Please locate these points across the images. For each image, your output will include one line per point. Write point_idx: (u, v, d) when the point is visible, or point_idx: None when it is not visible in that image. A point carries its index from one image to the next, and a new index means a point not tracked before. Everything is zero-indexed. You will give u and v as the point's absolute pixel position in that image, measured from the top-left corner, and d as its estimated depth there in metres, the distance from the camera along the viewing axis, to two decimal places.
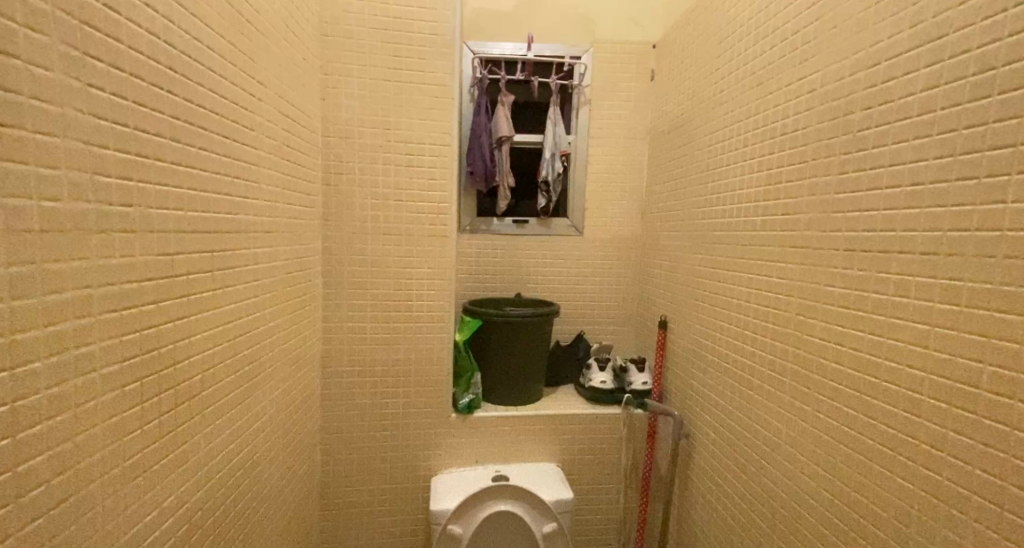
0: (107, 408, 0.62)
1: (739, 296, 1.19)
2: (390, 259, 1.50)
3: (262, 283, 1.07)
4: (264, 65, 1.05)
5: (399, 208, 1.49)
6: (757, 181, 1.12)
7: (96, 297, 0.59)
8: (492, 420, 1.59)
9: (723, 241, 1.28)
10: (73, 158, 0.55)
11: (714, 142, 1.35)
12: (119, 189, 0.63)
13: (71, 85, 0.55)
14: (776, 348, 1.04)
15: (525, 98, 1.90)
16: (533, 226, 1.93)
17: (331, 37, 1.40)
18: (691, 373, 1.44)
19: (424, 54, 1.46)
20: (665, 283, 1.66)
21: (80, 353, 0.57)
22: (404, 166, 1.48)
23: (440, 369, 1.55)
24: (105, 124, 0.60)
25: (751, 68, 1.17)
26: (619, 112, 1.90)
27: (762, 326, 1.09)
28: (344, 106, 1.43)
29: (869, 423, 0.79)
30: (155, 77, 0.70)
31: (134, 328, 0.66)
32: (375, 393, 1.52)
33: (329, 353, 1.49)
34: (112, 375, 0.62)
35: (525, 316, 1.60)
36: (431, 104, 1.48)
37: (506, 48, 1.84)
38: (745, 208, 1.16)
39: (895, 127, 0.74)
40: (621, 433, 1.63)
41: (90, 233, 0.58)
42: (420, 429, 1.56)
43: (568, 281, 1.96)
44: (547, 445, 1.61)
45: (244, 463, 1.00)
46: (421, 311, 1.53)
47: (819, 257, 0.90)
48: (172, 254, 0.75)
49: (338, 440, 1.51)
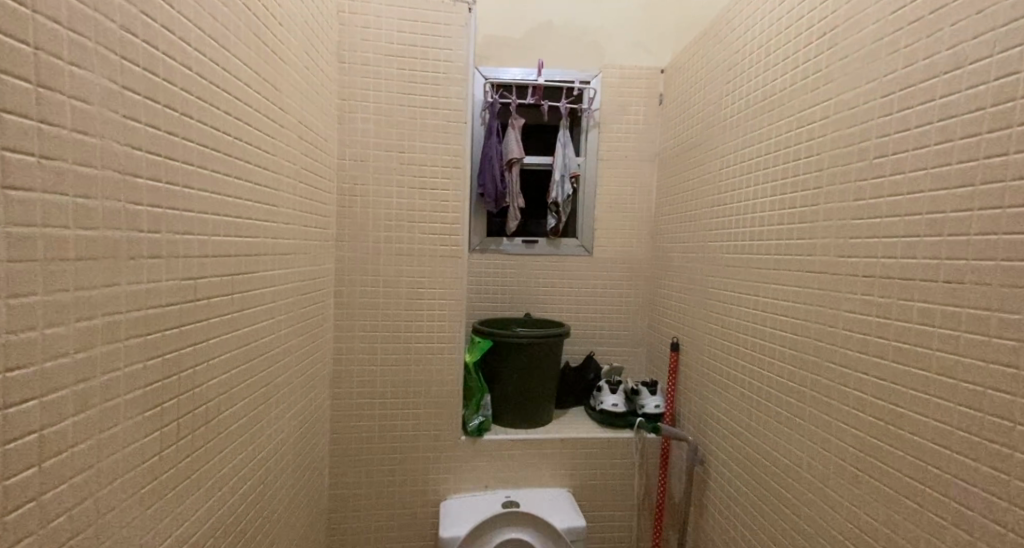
0: (129, 434, 0.62)
1: (755, 318, 1.18)
2: (402, 280, 1.51)
3: (278, 305, 1.08)
4: (285, 93, 1.09)
5: (411, 229, 1.51)
6: (771, 204, 1.12)
7: (123, 321, 0.60)
8: (502, 443, 1.57)
9: (736, 265, 1.28)
10: (110, 187, 0.57)
11: (725, 166, 1.37)
12: (149, 216, 0.64)
13: (111, 117, 0.57)
14: (794, 375, 1.03)
15: (536, 122, 1.94)
16: (542, 246, 1.93)
17: (348, 64, 1.44)
18: (705, 397, 1.42)
19: (439, 80, 1.49)
20: (677, 305, 1.65)
21: (107, 379, 0.58)
22: (417, 188, 1.50)
23: (450, 391, 1.53)
24: (139, 154, 0.62)
25: (761, 95, 1.19)
26: (629, 135, 1.92)
27: (779, 350, 1.08)
28: (359, 131, 1.46)
29: (893, 453, 0.77)
30: (186, 108, 0.73)
31: (157, 353, 0.67)
32: (385, 415, 1.51)
33: (340, 372, 1.48)
34: (135, 400, 0.63)
35: (536, 337, 1.60)
36: (445, 128, 1.50)
37: (516, 73, 1.88)
38: (760, 231, 1.17)
39: (912, 155, 0.75)
40: (632, 457, 1.60)
41: (120, 259, 0.59)
42: (430, 453, 1.54)
43: (579, 301, 1.96)
44: (558, 469, 1.59)
45: (255, 488, 0.99)
46: (432, 332, 1.52)
47: (839, 283, 0.90)
48: (196, 279, 0.76)
49: (347, 462, 1.50)
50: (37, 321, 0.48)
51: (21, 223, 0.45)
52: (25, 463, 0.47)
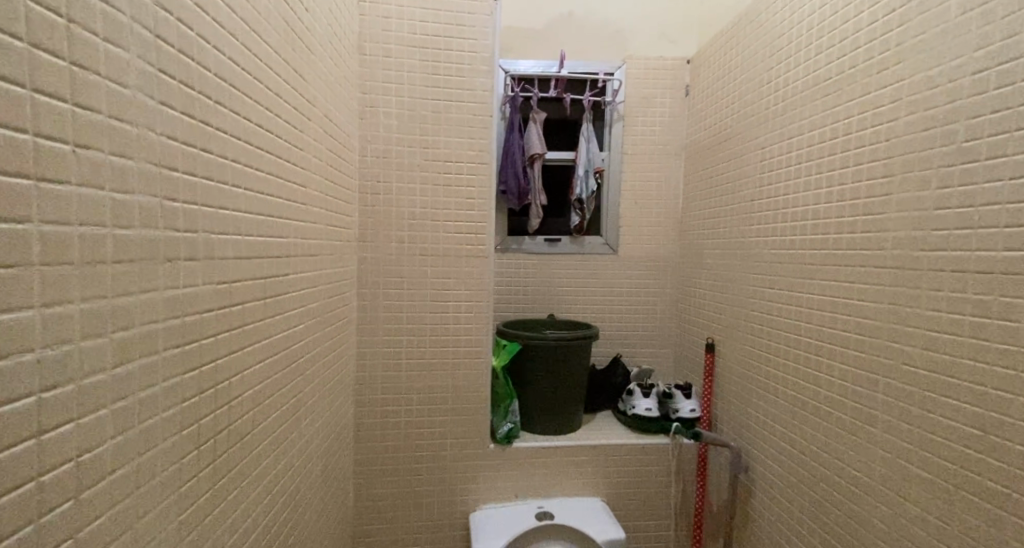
0: (166, 456, 0.55)
1: (809, 317, 1.13)
2: (427, 281, 1.44)
3: (306, 308, 1.02)
4: (311, 83, 1.02)
5: (436, 228, 1.44)
6: (827, 196, 1.07)
7: (161, 331, 0.54)
8: (532, 450, 1.51)
9: (783, 261, 1.22)
10: (147, 181, 0.51)
11: (767, 156, 1.31)
12: (186, 214, 0.58)
13: (146, 101, 0.51)
14: (861, 377, 0.97)
15: (558, 116, 1.88)
16: (565, 244, 1.88)
17: (370, 55, 1.38)
18: (748, 400, 1.37)
19: (463, 71, 1.43)
20: (711, 304, 1.60)
21: (146, 396, 0.52)
22: (442, 186, 1.44)
23: (478, 397, 1.47)
24: (176, 144, 0.56)
25: (812, 79, 1.13)
26: (654, 129, 1.86)
27: (839, 351, 1.03)
28: (381, 125, 1.40)
29: (990, 463, 0.71)
30: (219, 95, 0.66)
31: (194, 365, 0.61)
32: (410, 423, 1.44)
33: (363, 378, 1.42)
34: (171, 418, 0.56)
35: (565, 339, 1.54)
36: (471, 122, 1.44)
37: (537, 66, 1.82)
38: (812, 222, 1.11)
39: (1014, 137, 0.69)
40: (668, 463, 1.54)
41: (157, 261, 0.53)
42: (458, 461, 1.47)
43: (603, 300, 1.90)
44: (591, 477, 1.53)
45: (286, 505, 0.92)
46: (459, 335, 1.46)
47: (918, 278, 0.84)
48: (230, 282, 0.70)
49: (371, 471, 1.43)
50: (74, 334, 0.41)
51: (55, 220, 0.39)
52: (62, 496, 0.40)
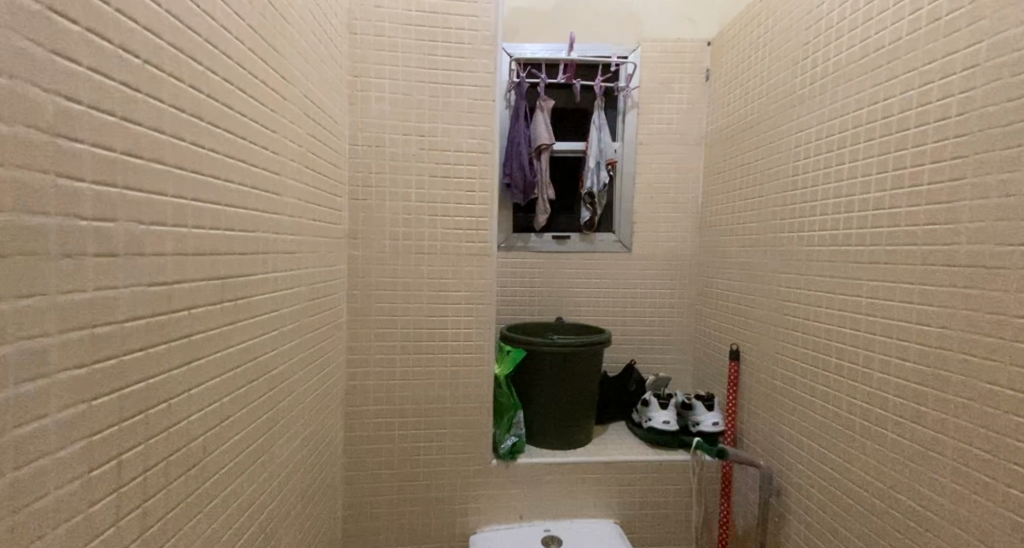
0: (69, 508, 0.42)
1: (855, 323, 0.99)
2: (424, 281, 1.32)
3: (283, 313, 0.90)
4: (288, 59, 0.90)
5: (434, 224, 1.32)
6: (879, 184, 0.93)
7: (55, 347, 0.40)
8: (538, 467, 1.38)
9: (822, 259, 1.08)
10: (27, 154, 0.37)
11: (802, 142, 1.17)
12: (96, 199, 0.45)
13: (33, 51, 0.37)
14: (923, 395, 0.82)
15: (567, 104, 1.75)
16: (575, 242, 1.75)
17: (360, 35, 1.26)
18: (780, 415, 1.22)
19: (463, 51, 1.30)
20: (736, 307, 1.46)
21: (31, 432, 0.38)
22: (440, 177, 1.31)
23: (479, 408, 1.34)
24: (79, 110, 0.42)
25: (860, 52, 0.99)
26: (670, 117, 1.73)
27: (894, 364, 0.88)
28: (373, 112, 1.28)
29: None
30: (167, 63, 0.55)
31: (114, 386, 0.47)
32: (406, 437, 1.32)
33: (354, 387, 1.30)
34: (77, 456, 0.43)
35: (574, 345, 1.41)
36: (472, 107, 1.31)
37: (545, 51, 1.70)
38: (860, 215, 0.97)
39: None
40: (689, 483, 1.41)
41: (48, 259, 0.39)
42: (458, 479, 1.35)
43: (616, 303, 1.76)
44: (603, 497, 1.40)
45: (255, 538, 0.80)
46: (459, 341, 1.33)
47: (998, 279, 0.69)
48: (172, 283, 0.57)
49: (363, 489, 1.32)
50: None
51: None
52: None
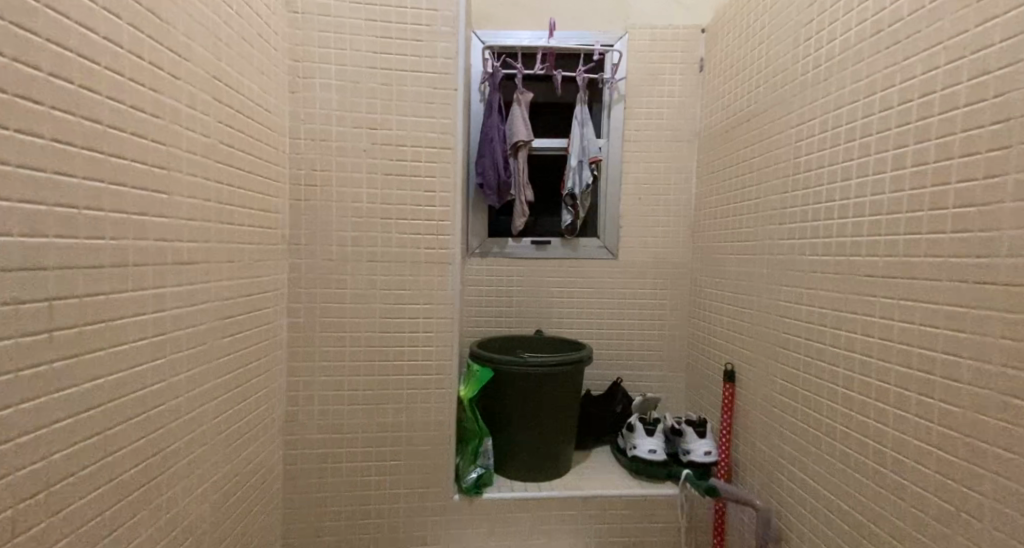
0: None
1: (868, 348, 0.82)
2: (376, 293, 1.17)
3: (186, 336, 0.75)
4: (196, 37, 0.76)
5: (388, 228, 1.17)
6: (897, 183, 0.77)
7: None
8: (507, 503, 1.23)
9: (830, 271, 0.92)
10: None
11: (806, 135, 1.02)
12: None
13: None
14: (952, 444, 0.66)
15: (546, 97, 1.60)
16: (555, 248, 1.59)
17: (302, 15, 1.12)
18: (781, 449, 1.06)
19: (421, 34, 1.15)
20: (733, 322, 1.30)
21: None
22: (395, 175, 1.16)
23: (439, 437, 1.19)
24: None
25: (875, 27, 0.84)
26: (660, 111, 1.57)
27: (915, 402, 0.72)
28: (317, 101, 1.13)
29: None
30: None
31: None
32: (356, 468, 1.17)
33: (296, 412, 1.15)
34: None
35: (547, 364, 1.26)
36: (432, 97, 1.17)
37: (522, 38, 1.55)
38: (875, 220, 0.81)
39: None
40: (679, 521, 1.26)
41: None
42: (416, 515, 1.20)
43: (601, 314, 1.61)
44: (580, 535, 1.25)
45: None
46: (416, 360, 1.18)
47: None
48: None
49: (308, 525, 1.17)
50: None
51: None
52: None
